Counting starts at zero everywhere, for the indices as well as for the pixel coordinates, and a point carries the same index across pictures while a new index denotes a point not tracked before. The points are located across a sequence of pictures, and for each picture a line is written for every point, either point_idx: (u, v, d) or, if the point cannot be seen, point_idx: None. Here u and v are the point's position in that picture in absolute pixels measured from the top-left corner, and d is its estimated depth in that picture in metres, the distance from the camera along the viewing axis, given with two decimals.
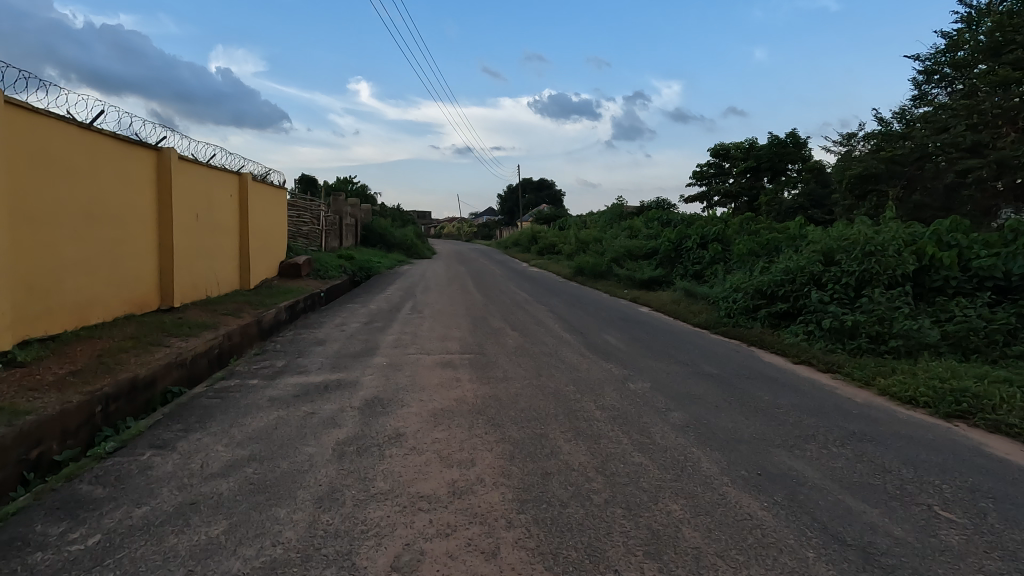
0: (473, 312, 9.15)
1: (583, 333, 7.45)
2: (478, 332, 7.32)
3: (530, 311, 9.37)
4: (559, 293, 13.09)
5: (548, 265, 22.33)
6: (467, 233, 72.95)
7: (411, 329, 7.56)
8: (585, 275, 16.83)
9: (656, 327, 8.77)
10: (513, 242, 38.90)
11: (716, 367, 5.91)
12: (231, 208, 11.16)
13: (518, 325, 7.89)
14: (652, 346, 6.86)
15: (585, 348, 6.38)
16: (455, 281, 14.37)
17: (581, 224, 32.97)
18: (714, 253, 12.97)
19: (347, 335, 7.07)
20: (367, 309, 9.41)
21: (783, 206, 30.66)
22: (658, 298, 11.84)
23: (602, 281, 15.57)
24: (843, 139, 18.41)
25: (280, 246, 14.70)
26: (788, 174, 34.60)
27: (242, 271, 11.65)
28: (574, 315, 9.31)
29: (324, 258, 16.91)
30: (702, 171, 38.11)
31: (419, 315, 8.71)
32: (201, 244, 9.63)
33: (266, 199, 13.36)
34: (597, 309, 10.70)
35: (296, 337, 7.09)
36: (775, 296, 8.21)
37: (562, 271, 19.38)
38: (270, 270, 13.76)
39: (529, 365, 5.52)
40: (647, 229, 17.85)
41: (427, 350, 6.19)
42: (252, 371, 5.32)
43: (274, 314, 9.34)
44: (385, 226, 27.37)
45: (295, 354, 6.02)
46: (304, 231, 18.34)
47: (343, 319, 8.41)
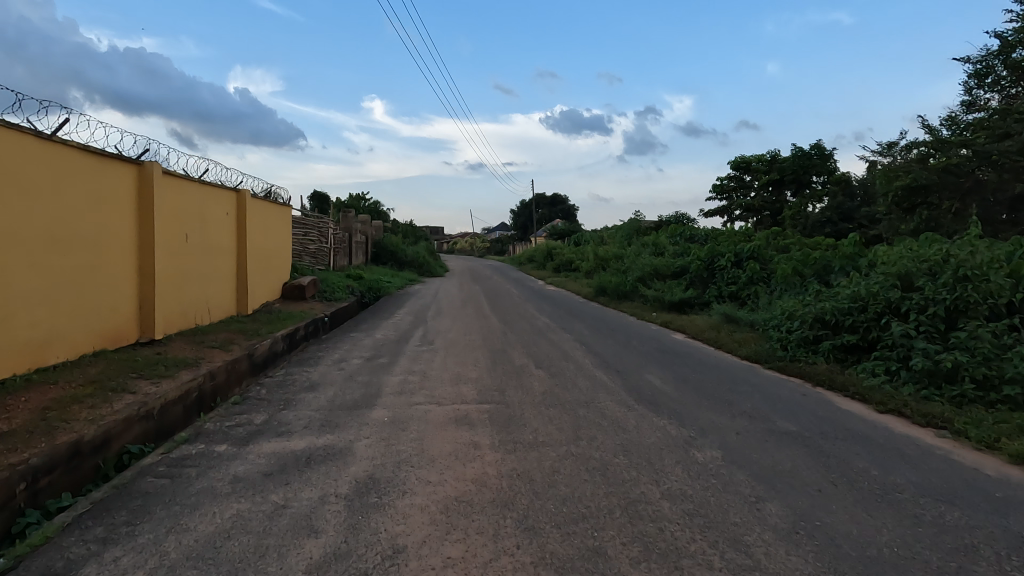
0: (490, 342, 8.14)
1: (619, 371, 6.39)
2: (497, 370, 6.32)
3: (553, 342, 8.34)
4: (582, 317, 12.03)
5: (566, 284, 21.32)
6: (480, 248, 72.28)
7: (420, 366, 6.57)
8: (607, 296, 15.76)
9: (700, 360, 7.67)
10: (527, 258, 37.98)
11: (790, 421, 4.83)
12: (228, 227, 10.29)
13: (542, 361, 6.88)
14: (704, 389, 5.80)
15: (627, 394, 5.34)
16: (470, 303, 13.40)
17: (598, 240, 31.93)
18: (751, 272, 11.88)
19: (346, 375, 6.10)
20: (373, 339, 8.45)
21: (810, 220, 29.40)
22: (693, 323, 10.74)
23: (627, 303, 14.49)
24: (882, 149, 17.27)
25: (283, 267, 13.83)
26: (813, 187, 33.37)
27: (239, 295, 10.76)
28: (604, 346, 8.26)
29: (330, 278, 16.05)
30: (723, 184, 37.02)
31: (430, 348, 7.72)
32: (191, 268, 8.74)
33: (268, 217, 12.53)
34: (627, 336, 9.62)
35: (287, 376, 6.13)
36: (840, 326, 7.11)
37: (582, 290, 18.35)
38: (272, 292, 12.89)
39: (563, 421, 4.49)
40: (672, 246, 16.80)
41: (439, 398, 5.19)
42: (225, 430, 4.36)
43: (270, 345, 8.42)
44: (396, 242, 26.56)
45: (281, 402, 5.07)
46: (311, 249, 17.54)
47: (344, 352, 7.45)
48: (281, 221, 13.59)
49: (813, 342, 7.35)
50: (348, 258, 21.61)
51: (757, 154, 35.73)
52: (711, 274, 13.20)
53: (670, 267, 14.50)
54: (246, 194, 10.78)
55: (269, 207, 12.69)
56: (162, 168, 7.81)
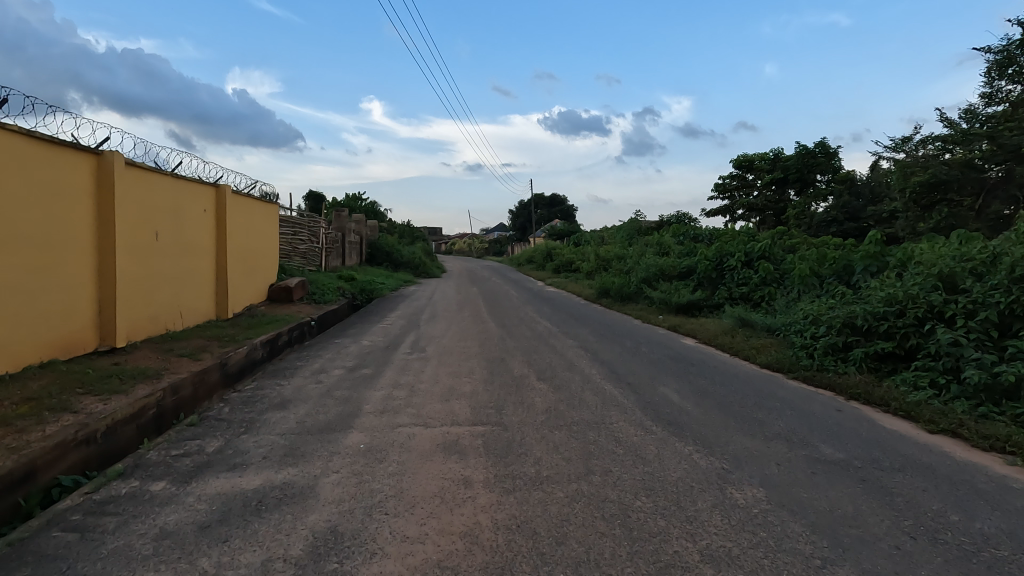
0: (486, 350, 7.45)
1: (630, 384, 5.72)
2: (494, 384, 5.64)
3: (555, 348, 7.66)
4: (584, 321, 11.36)
5: (567, 285, 20.66)
6: (479, 249, 71.61)
7: (407, 378, 5.89)
8: (610, 297, 15.10)
9: (716, 369, 6.98)
10: (526, 259, 37.36)
11: (832, 446, 4.16)
12: (206, 225, 9.59)
13: (544, 371, 6.20)
14: (727, 405, 5.12)
15: (642, 413, 4.66)
16: (466, 306, 12.73)
17: (598, 240, 31.29)
18: (764, 273, 11.22)
19: (323, 389, 5.42)
20: (359, 346, 7.76)
21: (815, 220, 28.81)
22: (704, 327, 10.07)
23: (631, 305, 13.83)
24: (895, 145, 16.62)
25: (269, 267, 13.13)
26: (818, 185, 32.74)
27: (218, 297, 10.06)
28: (610, 353, 7.57)
29: (321, 280, 15.35)
30: (725, 183, 36.40)
31: (421, 356, 7.04)
32: (161, 268, 8.03)
33: (252, 215, 11.81)
34: (634, 341, 8.93)
35: (257, 389, 5.44)
36: (873, 332, 6.45)
37: (584, 292, 17.69)
38: (257, 295, 12.19)
39: (570, 449, 3.81)
40: (678, 246, 16.16)
41: (426, 418, 4.50)
42: (169, 461, 3.68)
43: (246, 352, 7.74)
44: (392, 243, 25.87)
45: (243, 424, 4.38)
46: (301, 249, 16.84)
47: (325, 360, 6.76)
48: (267, 218, 12.89)
49: (842, 350, 6.66)
50: (341, 259, 20.91)
51: (760, 153, 35.19)
52: (720, 274, 12.52)
53: (676, 267, 13.82)
54: (226, 190, 10.08)
55: (254, 204, 11.98)
56: (126, 158, 7.10)
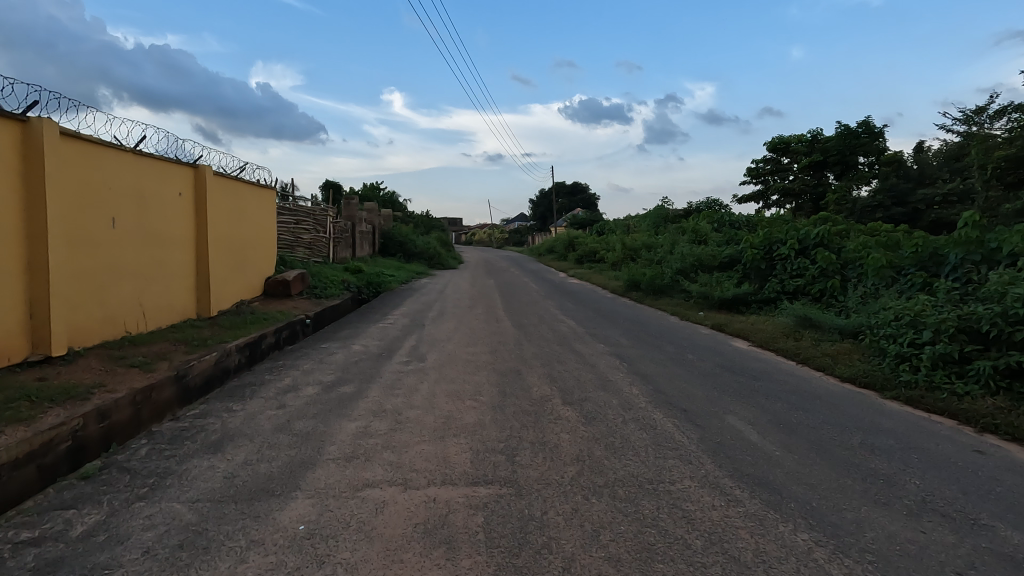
0: (498, 358, 6.13)
1: (684, 411, 4.34)
2: (506, 411, 4.29)
3: (583, 355, 6.30)
4: (614, 317, 9.96)
5: (592, 276, 19.23)
6: (498, 239, 70.33)
7: (395, 400, 4.58)
8: (641, 290, 13.64)
9: (787, 385, 5.54)
10: (547, 249, 35.94)
11: (1017, 528, 2.73)
12: (181, 210, 8.40)
13: (571, 391, 4.83)
14: (825, 447, 3.71)
15: (714, 467, 3.26)
16: (481, 302, 11.44)
17: (623, 228, 29.67)
18: (825, 263, 9.69)
19: (282, 418, 4.14)
20: (347, 353, 6.49)
21: (858, 205, 26.76)
22: (756, 327, 8.58)
23: (665, 300, 12.36)
24: (965, 117, 14.78)
25: (264, 259, 11.97)
26: (860, 168, 30.58)
27: (199, 293, 8.90)
28: (651, 362, 6.17)
29: (324, 272, 14.19)
30: (758, 167, 34.41)
31: (418, 367, 5.72)
32: (119, 261, 6.85)
33: (241, 200, 10.62)
34: (675, 344, 7.51)
35: (198, 417, 4.19)
36: (1004, 341, 5.01)
37: (610, 284, 16.26)
38: (250, 289, 11.04)
39: (618, 540, 2.46)
40: (715, 233, 14.61)
41: (407, 472, 3.17)
42: (10, 551, 2.43)
43: (218, 359, 6.56)
44: (406, 233, 24.69)
45: (152, 479, 3.13)
46: (306, 240, 15.70)
47: (300, 373, 5.50)
48: (261, 205, 11.71)
49: (957, 362, 5.23)
50: (351, 250, 19.78)
51: (796, 135, 33.12)
52: (769, 264, 10.97)
53: (716, 257, 12.29)
54: (206, 170, 8.88)
55: (244, 188, 10.81)
56: (63, 127, 5.89)
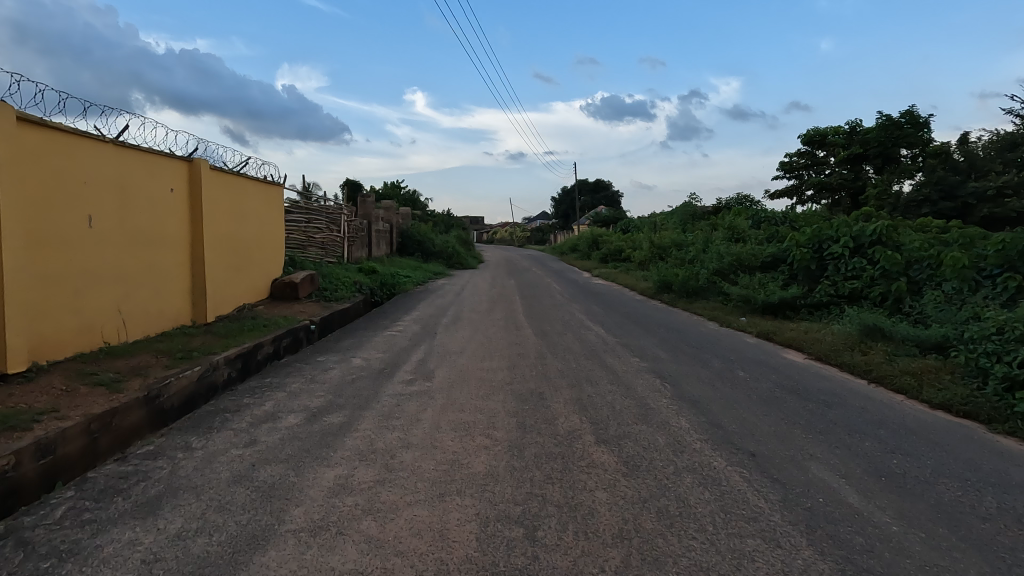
0: (517, 377, 5.26)
1: (753, 457, 3.40)
2: (525, 454, 3.41)
3: (616, 374, 5.39)
4: (646, 323, 8.99)
5: (618, 277, 18.23)
6: (520, 237, 69.48)
7: (389, 436, 3.74)
8: (672, 292, 12.63)
9: (868, 414, 4.54)
10: (570, 247, 34.90)
11: None
12: (173, 208, 7.75)
13: (605, 425, 3.93)
14: (958, 518, 2.74)
15: (816, 556, 2.34)
16: (501, 306, 10.58)
17: (650, 226, 28.51)
18: (887, 263, 8.61)
19: (247, 462, 3.33)
20: (344, 368, 5.68)
21: (903, 200, 25.14)
22: (811, 337, 7.55)
23: (700, 304, 11.35)
24: None
25: (271, 260, 11.31)
26: (902, 161, 28.86)
27: (194, 298, 8.25)
28: (697, 381, 5.23)
29: (336, 274, 13.50)
30: (792, 161, 32.86)
31: (423, 389, 4.88)
32: (97, 263, 6.20)
33: (243, 198, 9.96)
34: (721, 358, 6.53)
35: (147, 459, 3.41)
36: None
37: (638, 285, 15.26)
38: (254, 293, 10.41)
39: None
40: (754, 230, 13.52)
41: (388, 557, 2.32)
42: None
43: (203, 374, 5.83)
44: (425, 231, 23.99)
45: (50, 562, 2.32)
46: (318, 239, 15.05)
47: (286, 395, 4.71)
48: (267, 203, 11.06)
49: None
50: (366, 249, 19.12)
51: (834, 126, 31.51)
52: (820, 264, 9.89)
53: (757, 256, 11.23)
54: (201, 165, 8.23)
55: (247, 184, 10.17)
56: (24, 114, 5.22)
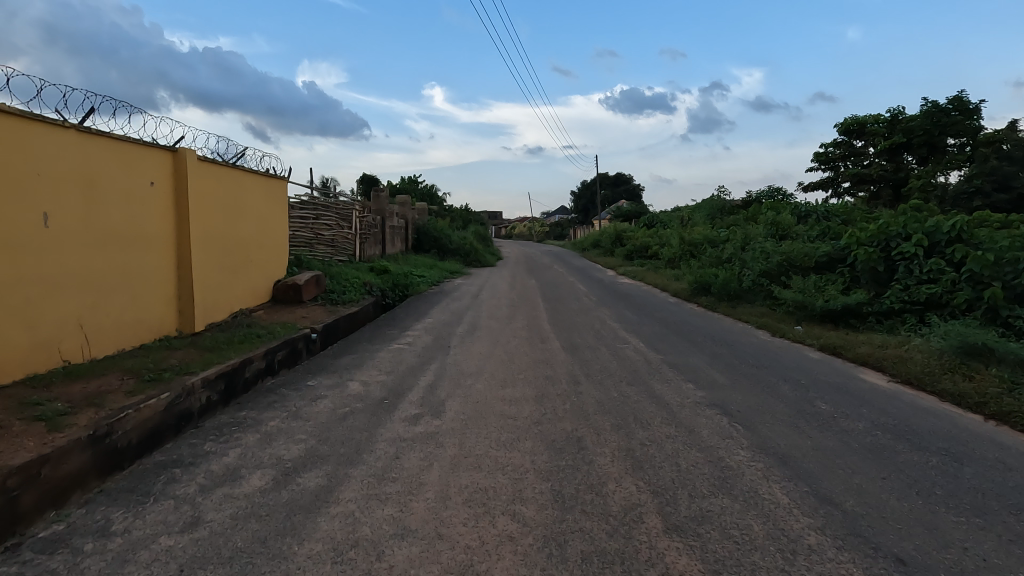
0: (547, 413, 4.23)
1: (906, 569, 2.30)
2: (568, 557, 2.38)
3: (671, 410, 4.32)
4: (689, 334, 7.89)
5: (646, 276, 17.09)
6: (539, 232, 68.39)
7: (380, 514, 2.74)
8: (711, 295, 11.46)
9: (1016, 475, 3.42)
10: (591, 242, 33.71)
11: None
12: (153, 204, 6.88)
13: (674, 500, 2.88)
14: None
15: None
16: (523, 311, 9.56)
17: (677, 221, 27.17)
18: (976, 265, 7.42)
19: (176, 563, 2.36)
20: (337, 397, 4.72)
21: (951, 191, 23.43)
22: (892, 356, 6.38)
23: (745, 309, 10.18)
24: None
25: (273, 260, 10.44)
26: (948, 150, 27.05)
27: (180, 304, 7.39)
28: (775, 421, 4.14)
29: (345, 274, 12.61)
30: (827, 152, 31.20)
31: (430, 432, 3.87)
32: (56, 269, 5.34)
33: (239, 192, 9.07)
34: (790, 383, 5.41)
35: (42, 553, 2.45)
36: None
37: (670, 286, 14.10)
38: (253, 296, 9.55)
39: None
40: (800, 227, 12.28)
41: None
42: None
43: (173, 401, 4.92)
44: (442, 227, 23.06)
45: None
46: (327, 236, 14.17)
47: (257, 440, 3.74)
48: (267, 198, 10.16)
49: None
50: (380, 247, 18.23)
51: (873, 115, 29.73)
52: (888, 266, 8.67)
53: (810, 256, 10.02)
54: (186, 155, 7.33)
55: (244, 177, 9.28)
56: None
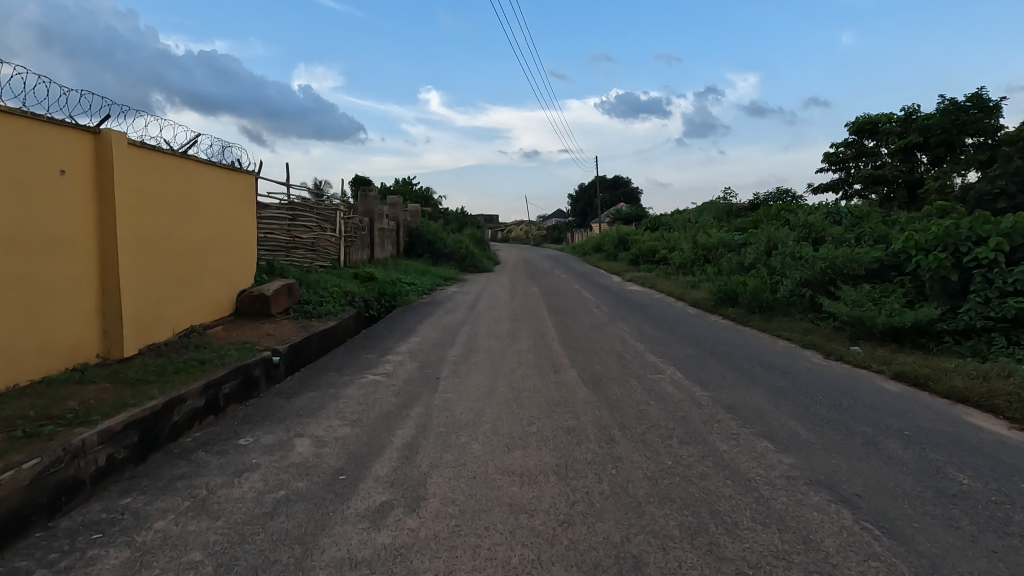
0: (579, 504, 2.83)
1: None
2: None
3: (760, 495, 2.93)
4: (731, 358, 6.49)
5: (657, 283, 15.75)
6: (536, 235, 67.11)
7: None
8: (739, 307, 10.10)
9: None
10: (592, 246, 32.37)
11: None
12: (64, 197, 5.45)
13: None
14: None
15: None
16: (527, 327, 8.16)
17: (683, 224, 25.82)
18: None
19: None
20: (274, 467, 3.30)
21: (973, 192, 22.12)
22: (1001, 392, 5.02)
23: (784, 323, 8.82)
24: None
25: (237, 267, 9.00)
26: (967, 150, 25.88)
27: (105, 323, 5.94)
28: (923, 517, 2.76)
29: (325, 282, 11.19)
30: (837, 152, 30.03)
31: (401, 546, 2.46)
32: None
33: (192, 187, 7.64)
34: (893, 436, 4.03)
35: None
36: None
37: (687, 295, 12.75)
38: (209, 310, 8.10)
39: None
40: (836, 229, 10.95)
41: None
42: None
43: (45, 471, 3.48)
44: (436, 230, 21.63)
45: None
46: (307, 239, 12.75)
47: (120, 567, 2.33)
48: (229, 195, 8.73)
49: None
50: (367, 251, 16.82)
51: (886, 114, 28.53)
52: (961, 274, 7.32)
53: (858, 263, 8.66)
54: (113, 139, 5.92)
55: (198, 170, 7.85)
56: None
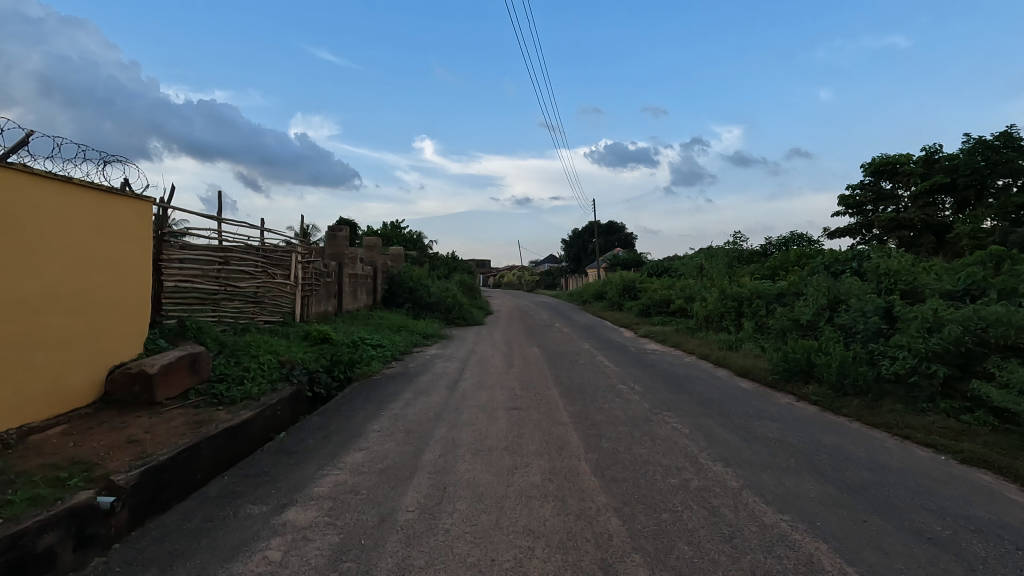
0: None
1: None
2: None
3: None
4: (899, 509, 3.71)
5: (683, 342, 13.02)
6: (529, 281, 64.83)
7: None
8: (821, 384, 7.37)
9: None
10: (592, 294, 29.81)
11: None
12: None
13: None
14: None
15: None
16: (537, 429, 5.33)
17: (695, 270, 23.31)
18: None
19: None
20: None
21: (1016, 236, 19.34)
22: None
23: (906, 416, 6.06)
24: None
25: (110, 336, 6.17)
26: (998, 192, 23.86)
27: None
28: None
29: (259, 347, 8.34)
30: (853, 196, 28.11)
31: None
32: None
33: (18, 217, 4.94)
34: None
35: None
36: None
37: (732, 361, 9.99)
38: (41, 405, 5.22)
39: None
40: (934, 280, 8.39)
41: None
42: None
43: None
44: (419, 277, 18.94)
45: None
46: (247, 289, 9.98)
47: None
48: (101, 233, 6.02)
49: None
50: (333, 302, 14.05)
51: (905, 155, 26.76)
52: None
53: (1013, 329, 6.01)
54: None
55: (42, 196, 5.22)
56: None
